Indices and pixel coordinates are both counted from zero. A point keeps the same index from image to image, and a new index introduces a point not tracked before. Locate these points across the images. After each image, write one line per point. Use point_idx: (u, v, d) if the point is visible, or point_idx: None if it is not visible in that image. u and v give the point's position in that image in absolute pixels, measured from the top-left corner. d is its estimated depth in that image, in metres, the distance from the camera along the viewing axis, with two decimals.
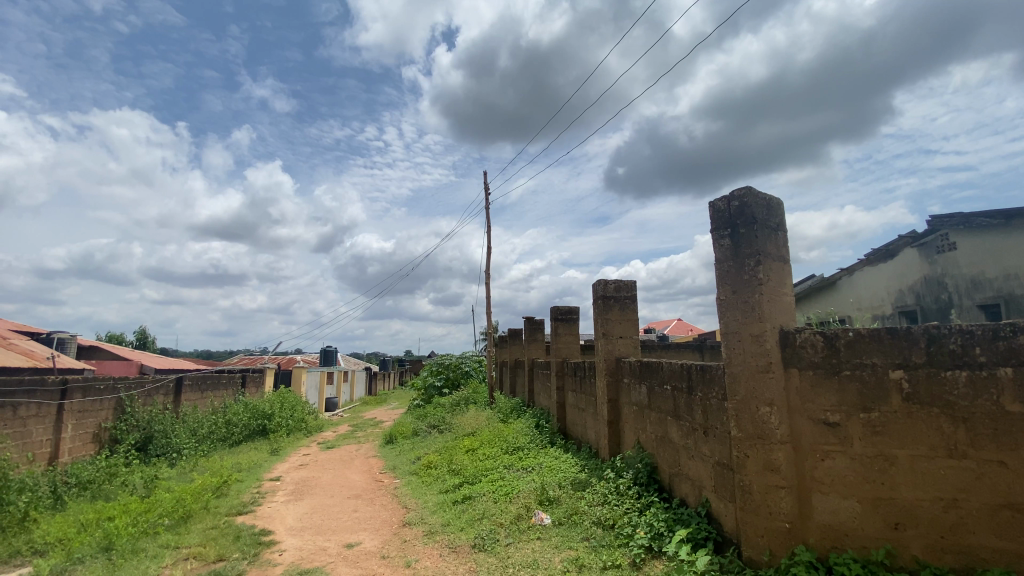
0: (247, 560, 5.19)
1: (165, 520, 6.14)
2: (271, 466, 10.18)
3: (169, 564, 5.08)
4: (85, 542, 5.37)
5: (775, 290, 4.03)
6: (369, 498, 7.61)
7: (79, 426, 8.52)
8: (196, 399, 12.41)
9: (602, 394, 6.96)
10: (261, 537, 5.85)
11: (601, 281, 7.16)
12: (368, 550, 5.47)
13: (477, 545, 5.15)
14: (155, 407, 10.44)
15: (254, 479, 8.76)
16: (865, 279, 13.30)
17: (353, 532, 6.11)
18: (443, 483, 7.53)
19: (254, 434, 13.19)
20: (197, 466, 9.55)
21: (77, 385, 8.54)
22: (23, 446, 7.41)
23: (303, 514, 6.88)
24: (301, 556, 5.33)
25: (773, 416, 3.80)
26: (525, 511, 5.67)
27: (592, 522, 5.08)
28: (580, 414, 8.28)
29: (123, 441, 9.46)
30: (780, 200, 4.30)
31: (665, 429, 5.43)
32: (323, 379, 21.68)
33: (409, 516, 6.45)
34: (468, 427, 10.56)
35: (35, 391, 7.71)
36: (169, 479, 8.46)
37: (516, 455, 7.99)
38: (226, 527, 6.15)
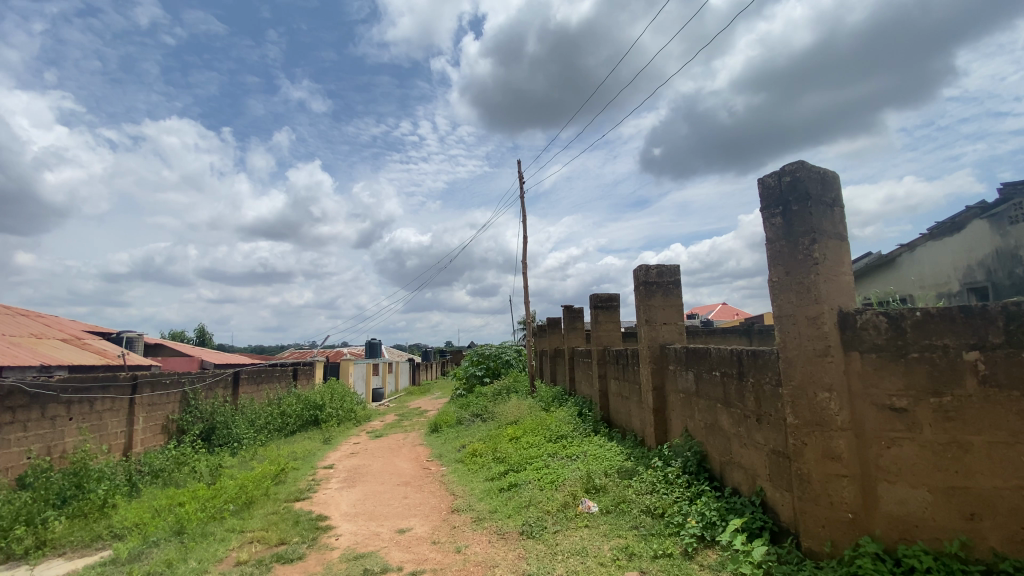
0: (306, 544, 5.44)
1: (230, 506, 6.51)
2: (324, 454, 10.59)
3: (235, 547, 5.38)
4: (159, 527, 5.76)
5: (833, 269, 3.81)
6: (417, 485, 7.80)
7: (149, 419, 9.13)
8: (253, 392, 13.05)
9: (647, 382, 6.84)
10: (318, 523, 6.11)
11: (643, 266, 6.99)
12: (419, 535, 5.62)
13: (526, 532, 5.20)
14: (216, 400, 11.05)
15: (309, 467, 9.17)
16: (927, 255, 12.43)
17: (404, 517, 6.29)
18: (489, 471, 7.63)
19: (307, 424, 13.77)
20: (256, 455, 10.07)
21: (146, 380, 9.12)
22: (101, 437, 8.01)
23: (356, 501, 7.14)
24: (357, 541, 5.53)
25: (833, 403, 3.61)
26: (572, 498, 5.68)
27: (641, 511, 5.02)
28: (623, 403, 8.18)
29: (189, 431, 10.08)
30: (836, 173, 4.04)
31: (714, 416, 5.28)
32: (369, 370, 22.36)
33: (457, 502, 6.58)
34: (511, 416, 10.63)
35: (109, 386, 8.28)
36: (231, 467, 8.96)
37: (560, 443, 8.00)
38: (285, 512, 6.46)
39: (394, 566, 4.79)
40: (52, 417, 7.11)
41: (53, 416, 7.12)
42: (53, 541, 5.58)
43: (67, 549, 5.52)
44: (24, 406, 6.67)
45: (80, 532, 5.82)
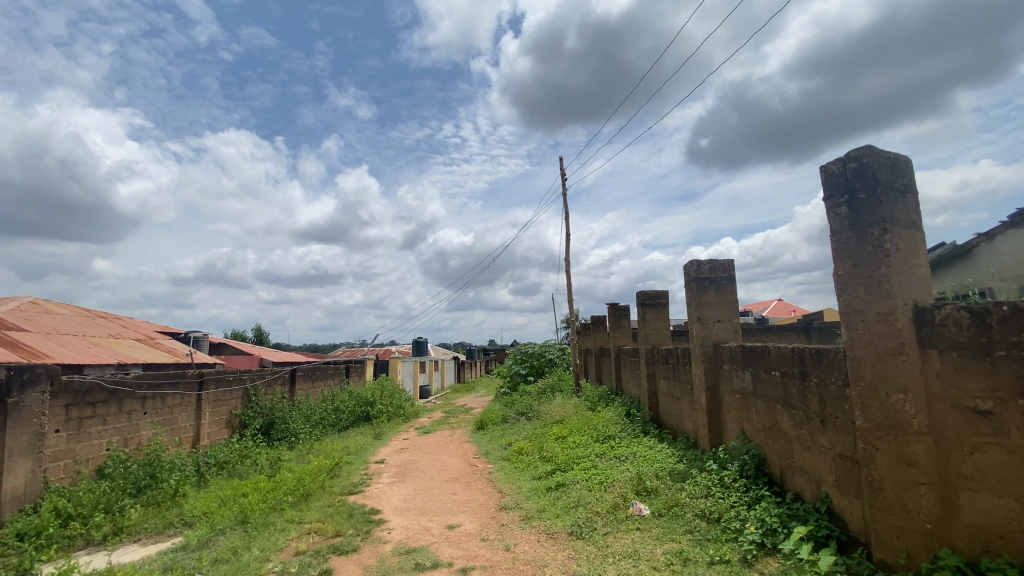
0: (360, 537, 5.61)
1: (289, 497, 6.81)
2: (375, 449, 10.91)
3: (294, 537, 5.62)
4: (225, 516, 6.11)
5: (906, 261, 3.53)
6: (465, 482, 7.89)
7: (214, 413, 9.70)
8: (308, 389, 13.61)
9: (699, 382, 6.61)
10: (371, 516, 6.29)
11: (694, 262, 6.74)
12: (468, 531, 5.67)
13: (575, 532, 5.14)
14: (274, 396, 11.61)
15: (362, 461, 9.48)
16: (1008, 244, 11.39)
17: (453, 513, 6.38)
18: (536, 469, 7.61)
19: (359, 420, 14.23)
20: (312, 449, 10.49)
21: (211, 377, 9.68)
22: (172, 430, 8.58)
23: (406, 496, 7.30)
24: (408, 535, 5.65)
25: (908, 405, 3.35)
26: (622, 500, 5.57)
27: (695, 515, 4.86)
28: (674, 403, 7.96)
29: (250, 426, 10.64)
30: (908, 158, 3.75)
31: (774, 418, 5.04)
32: (416, 368, 22.85)
33: (504, 500, 6.61)
34: (556, 415, 10.56)
35: (178, 382, 8.85)
36: (290, 460, 9.38)
37: (608, 444, 7.87)
38: (340, 505, 6.69)
39: (444, 561, 4.86)
40: (129, 411, 7.66)
41: (130, 410, 7.68)
42: (130, 528, 6.01)
43: (143, 535, 5.94)
44: (104, 401, 7.22)
45: (154, 519, 6.24)
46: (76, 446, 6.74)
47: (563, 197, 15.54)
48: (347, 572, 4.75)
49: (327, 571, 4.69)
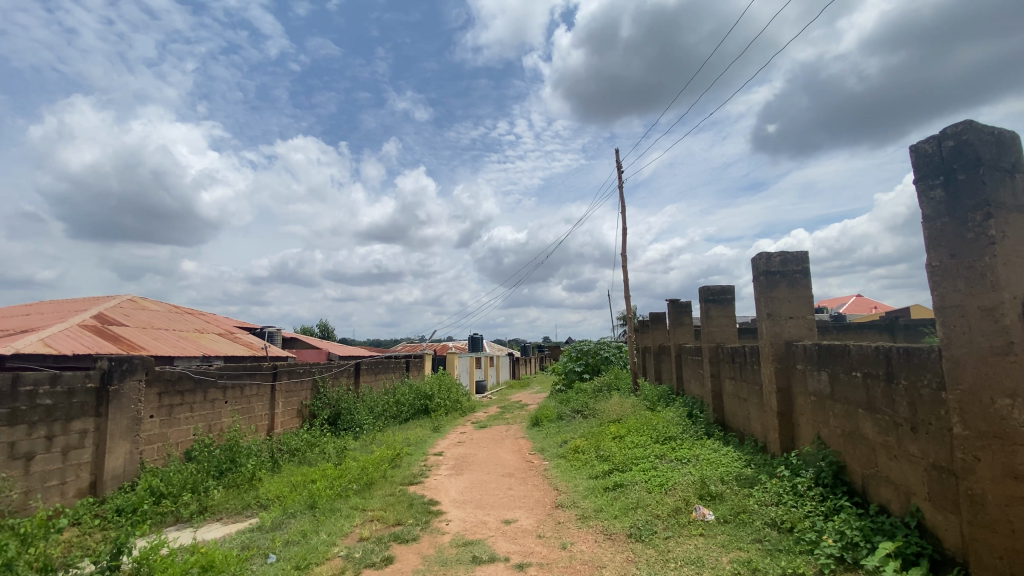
0: (419, 526, 5.76)
1: (354, 485, 7.11)
2: (434, 442, 11.18)
3: (359, 524, 5.85)
4: (296, 500, 6.47)
5: (1015, 249, 3.13)
6: (522, 477, 7.91)
7: (286, 403, 10.32)
8: (371, 381, 14.18)
9: (769, 382, 6.24)
10: (430, 507, 6.44)
11: (763, 255, 6.35)
12: (524, 527, 5.67)
13: (634, 534, 5.01)
14: (340, 388, 12.18)
15: (421, 453, 9.74)
16: None
17: (510, 508, 6.41)
18: (593, 468, 7.49)
19: (418, 413, 14.66)
20: (375, 440, 10.91)
21: (284, 369, 10.30)
22: (250, 418, 9.22)
23: (464, 488, 7.42)
24: (466, 528, 5.74)
25: (1016, 411, 2.97)
26: (684, 503, 5.37)
27: (765, 524, 4.58)
28: (741, 404, 7.57)
29: (319, 416, 11.23)
30: (1018, 134, 3.32)
31: (855, 422, 4.65)
32: (472, 363, 23.23)
33: (561, 498, 6.56)
34: (614, 414, 10.36)
35: (255, 373, 9.47)
36: (354, 450, 9.81)
37: (669, 445, 7.61)
38: (401, 495, 6.91)
39: (501, 556, 4.88)
40: (212, 399, 8.29)
41: (213, 399, 8.31)
42: (213, 507, 6.49)
43: (223, 514, 6.41)
44: (191, 390, 7.85)
45: (234, 500, 6.71)
46: (167, 430, 7.39)
47: (619, 189, 15.17)
48: (407, 560, 4.88)
49: (388, 558, 4.84)
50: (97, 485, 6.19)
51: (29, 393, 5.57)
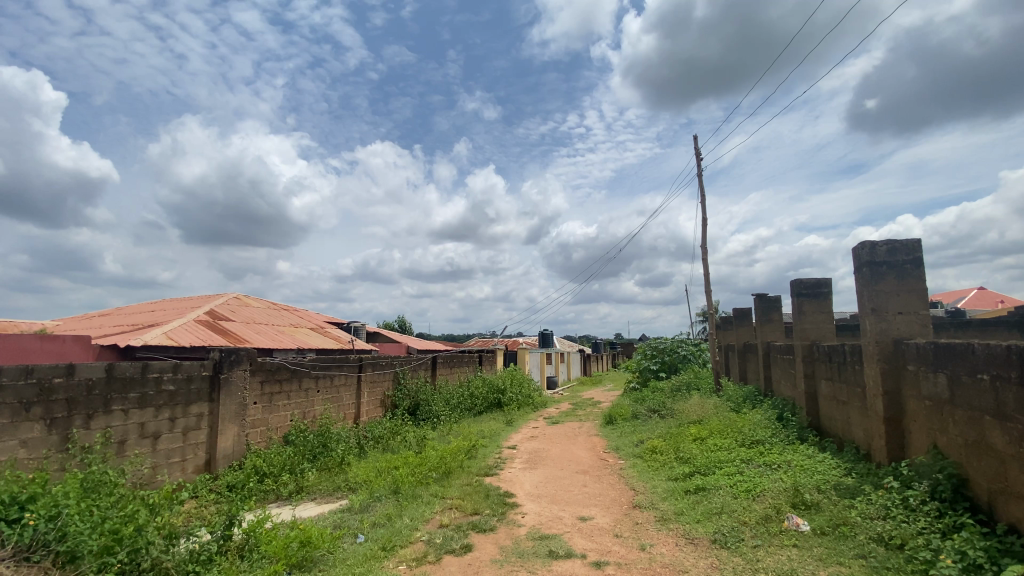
0: (496, 517, 5.88)
1: (434, 473, 7.41)
2: (508, 435, 11.35)
3: (438, 511, 6.08)
4: (382, 485, 6.86)
5: None
6: (596, 475, 7.81)
7: (370, 394, 10.94)
8: (446, 375, 14.68)
9: (874, 384, 5.67)
10: (505, 499, 6.55)
11: (865, 244, 5.78)
12: (601, 525, 5.60)
13: (718, 541, 4.78)
14: (419, 380, 12.70)
15: (496, 445, 9.94)
16: None
17: (585, 506, 6.35)
18: (672, 470, 7.23)
19: (491, 406, 14.96)
20: (452, 430, 11.29)
21: (368, 361, 10.92)
22: (338, 406, 9.88)
23: (538, 483, 7.48)
24: (541, 522, 5.77)
25: None
26: (775, 512, 5.04)
27: (870, 538, 4.19)
28: (840, 408, 6.95)
29: (399, 406, 11.81)
30: None
31: (980, 431, 4.12)
32: (543, 359, 23.29)
33: (639, 498, 6.39)
34: (694, 414, 9.93)
35: (343, 365, 10.13)
36: (433, 439, 10.21)
37: (757, 449, 7.17)
38: (478, 485, 7.10)
39: (578, 552, 4.85)
40: (306, 388, 8.98)
41: (307, 388, 8.99)
42: (309, 488, 7.04)
43: (317, 494, 6.93)
44: (288, 380, 8.55)
45: (326, 482, 7.24)
46: (269, 416, 8.10)
47: (698, 177, 14.40)
48: (485, 549, 5.00)
49: (467, 546, 4.98)
50: (211, 463, 6.94)
51: (156, 379, 6.31)
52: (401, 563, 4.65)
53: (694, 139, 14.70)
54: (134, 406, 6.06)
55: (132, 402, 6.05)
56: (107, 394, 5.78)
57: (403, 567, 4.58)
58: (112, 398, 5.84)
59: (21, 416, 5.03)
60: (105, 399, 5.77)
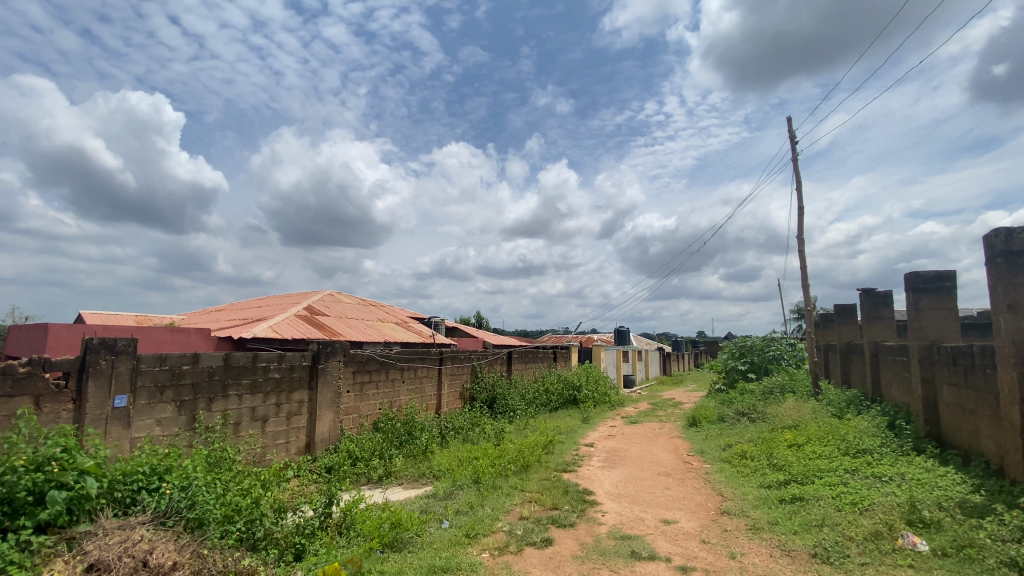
0: (576, 514, 5.85)
1: (513, 466, 7.52)
2: (585, 432, 11.26)
3: (518, 503, 6.17)
4: (464, 474, 7.10)
5: None
6: (679, 478, 7.52)
7: (449, 386, 11.33)
8: (522, 370, 14.84)
9: (1010, 391, 4.95)
10: (585, 496, 6.50)
11: (997, 232, 5.07)
12: (686, 530, 5.39)
13: (819, 555, 4.41)
14: (495, 374, 12.96)
15: (573, 442, 9.90)
16: None
17: (668, 509, 6.14)
18: (764, 477, 6.78)
19: (567, 403, 14.92)
20: (529, 425, 11.40)
21: (448, 355, 11.30)
22: (421, 397, 10.34)
23: (618, 482, 7.34)
24: (622, 521, 5.67)
25: None
26: (887, 529, 4.56)
27: (1000, 563, 3.69)
28: (966, 417, 6.14)
29: (477, 398, 12.13)
30: None
31: None
32: (619, 356, 22.79)
33: (728, 504, 6.06)
34: (788, 419, 9.22)
35: (426, 358, 10.56)
36: (510, 433, 10.38)
37: (863, 459, 6.52)
38: (556, 480, 7.12)
39: (661, 555, 4.71)
40: (392, 378, 9.47)
41: (393, 378, 9.50)
42: (396, 473, 7.45)
43: (404, 479, 7.31)
44: (377, 370, 9.08)
45: (411, 468, 7.61)
46: (360, 404, 8.67)
47: (792, 162, 13.28)
48: (565, 544, 5.00)
49: (548, 540, 5.01)
50: (310, 446, 7.57)
51: (264, 368, 6.97)
52: (484, 551, 4.78)
53: (789, 121, 13.61)
54: (246, 391, 6.74)
55: (245, 388, 6.73)
56: (225, 380, 6.48)
57: (486, 555, 4.71)
58: (229, 383, 6.54)
59: (156, 397, 5.74)
60: (223, 384, 6.47)
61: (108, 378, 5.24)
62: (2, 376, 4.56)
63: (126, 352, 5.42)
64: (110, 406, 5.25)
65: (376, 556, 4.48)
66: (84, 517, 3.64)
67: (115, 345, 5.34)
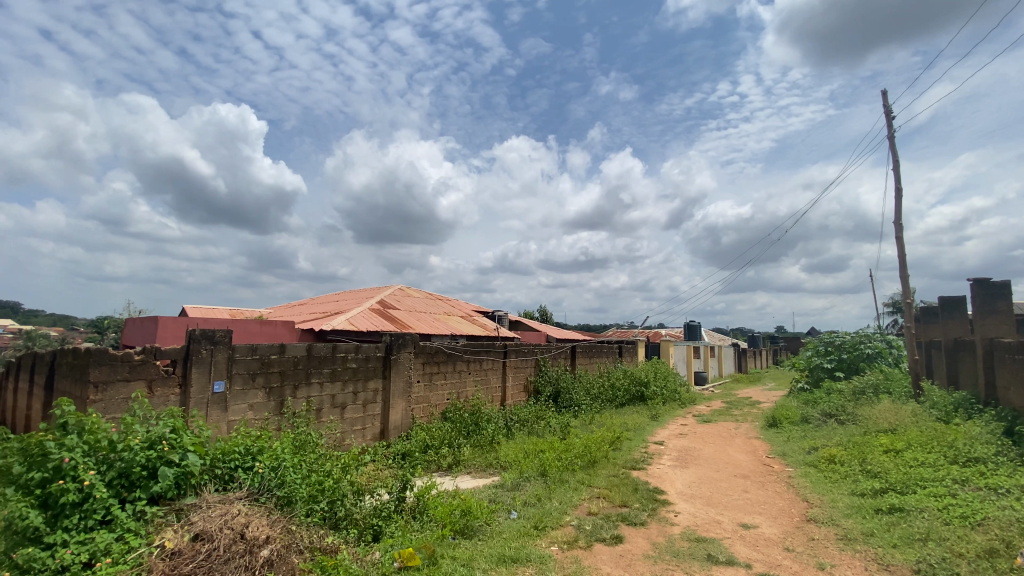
0: (646, 512, 5.69)
1: (580, 461, 7.43)
2: (654, 430, 10.93)
3: (586, 498, 6.09)
4: (530, 466, 7.12)
5: None
6: (759, 481, 7.09)
7: (514, 378, 11.44)
8: (586, 364, 14.68)
9: None
10: (656, 495, 6.30)
11: None
12: (768, 536, 5.08)
13: (922, 572, 4.00)
14: (560, 368, 12.92)
15: (641, 440, 9.63)
16: None
17: (747, 512, 5.82)
18: (857, 484, 6.23)
19: (635, 399, 14.55)
20: (595, 420, 11.25)
21: (513, 348, 11.38)
22: (486, 389, 10.51)
23: (691, 482, 7.07)
24: (697, 523, 5.43)
25: None
26: (1004, 546, 4.04)
27: None
28: None
29: (542, 392, 12.15)
30: None
31: None
32: (690, 353, 21.90)
33: (815, 512, 5.63)
34: (884, 422, 8.42)
35: (491, 350, 10.69)
36: (576, 427, 10.29)
37: (974, 469, 5.81)
38: (625, 477, 6.97)
39: (741, 561, 4.46)
40: (459, 369, 9.68)
41: (460, 370, 9.71)
42: (464, 462, 7.61)
43: (472, 469, 7.45)
44: (445, 362, 9.31)
45: (479, 458, 7.75)
46: (430, 394, 8.95)
47: (888, 140, 12.03)
48: (636, 543, 4.87)
49: (618, 537, 4.91)
50: (384, 432, 7.93)
51: (343, 358, 7.36)
52: (553, 544, 4.77)
53: (883, 95, 12.36)
54: (327, 379, 7.15)
55: (325, 376, 7.14)
56: (308, 368, 6.90)
57: (556, 548, 4.68)
58: (312, 371, 6.97)
59: (249, 383, 6.22)
60: (306, 373, 6.90)
61: (208, 365, 5.75)
62: (122, 362, 5.13)
63: (223, 342, 5.92)
64: (210, 391, 5.77)
65: (448, 542, 4.59)
66: (190, 491, 4.02)
67: (214, 335, 5.84)
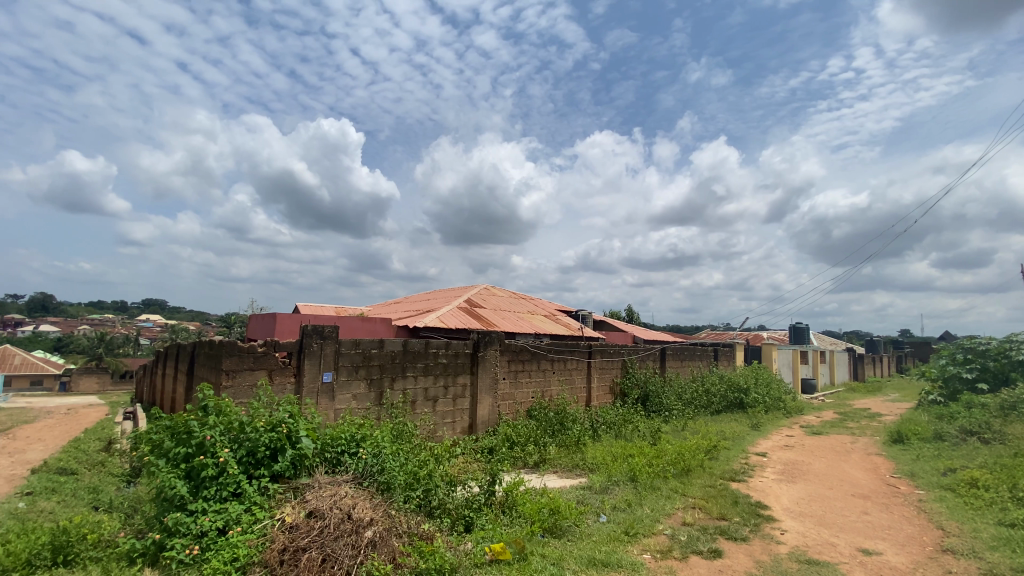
0: (748, 528, 5.30)
1: (672, 468, 7.11)
2: (755, 440, 10.15)
3: (680, 508, 5.82)
4: (619, 469, 6.96)
5: None
6: (881, 503, 6.32)
7: (600, 379, 11.25)
8: (677, 368, 14.04)
9: None
10: (758, 510, 5.87)
11: None
12: (893, 564, 4.51)
13: None
14: (648, 370, 12.49)
15: (740, 450, 8.99)
16: None
17: (867, 537, 5.21)
18: (1007, 513, 5.33)
19: (733, 406, 13.63)
20: (687, 426, 10.71)
21: (598, 347, 11.18)
22: (571, 388, 10.44)
23: (799, 498, 6.47)
24: (806, 543, 4.97)
25: None
26: None
27: None
28: None
29: (629, 394, 11.82)
30: None
31: None
32: (796, 358, 20.11)
33: (952, 541, 4.90)
34: None
35: (576, 349, 10.59)
36: (667, 433, 9.85)
37: None
38: (722, 488, 6.55)
39: None
40: (544, 368, 9.70)
41: (545, 368, 9.73)
42: (550, 461, 7.62)
43: (559, 468, 7.43)
44: (530, 360, 9.38)
45: (565, 458, 7.70)
46: (516, 391, 9.07)
47: None
48: (737, 559, 4.56)
49: (716, 551, 4.62)
50: (473, 427, 8.18)
51: (434, 353, 7.69)
52: (645, 552, 4.60)
53: None
54: (421, 373, 7.50)
55: (419, 370, 7.50)
56: (404, 363, 7.29)
57: (648, 557, 4.52)
58: (407, 366, 7.35)
59: (353, 375, 6.70)
60: (402, 367, 7.29)
61: (319, 357, 6.28)
62: (248, 353, 5.76)
63: (331, 337, 6.42)
64: (320, 380, 6.29)
65: (537, 539, 4.62)
66: (305, 472, 4.41)
67: (323, 331, 6.35)
